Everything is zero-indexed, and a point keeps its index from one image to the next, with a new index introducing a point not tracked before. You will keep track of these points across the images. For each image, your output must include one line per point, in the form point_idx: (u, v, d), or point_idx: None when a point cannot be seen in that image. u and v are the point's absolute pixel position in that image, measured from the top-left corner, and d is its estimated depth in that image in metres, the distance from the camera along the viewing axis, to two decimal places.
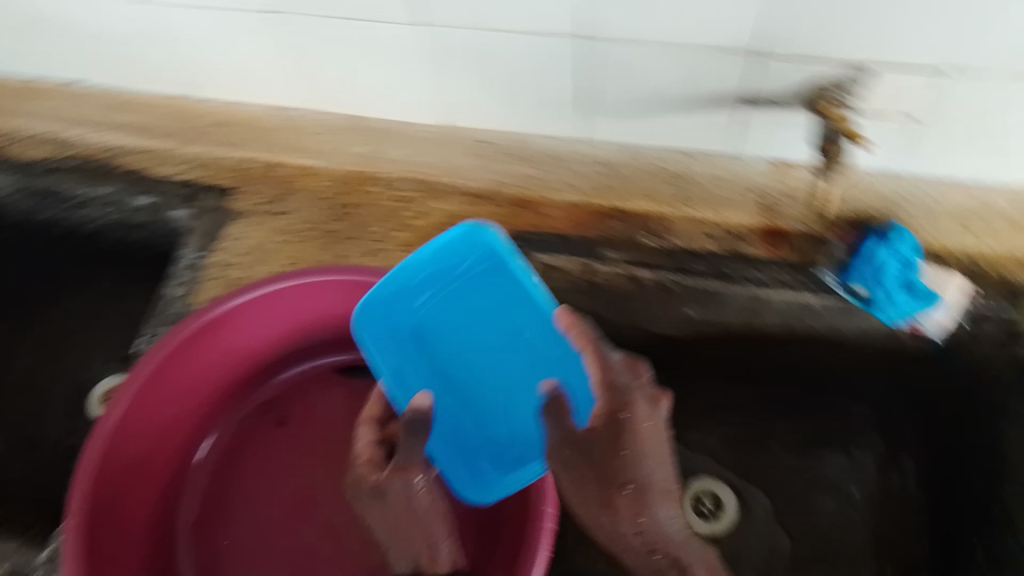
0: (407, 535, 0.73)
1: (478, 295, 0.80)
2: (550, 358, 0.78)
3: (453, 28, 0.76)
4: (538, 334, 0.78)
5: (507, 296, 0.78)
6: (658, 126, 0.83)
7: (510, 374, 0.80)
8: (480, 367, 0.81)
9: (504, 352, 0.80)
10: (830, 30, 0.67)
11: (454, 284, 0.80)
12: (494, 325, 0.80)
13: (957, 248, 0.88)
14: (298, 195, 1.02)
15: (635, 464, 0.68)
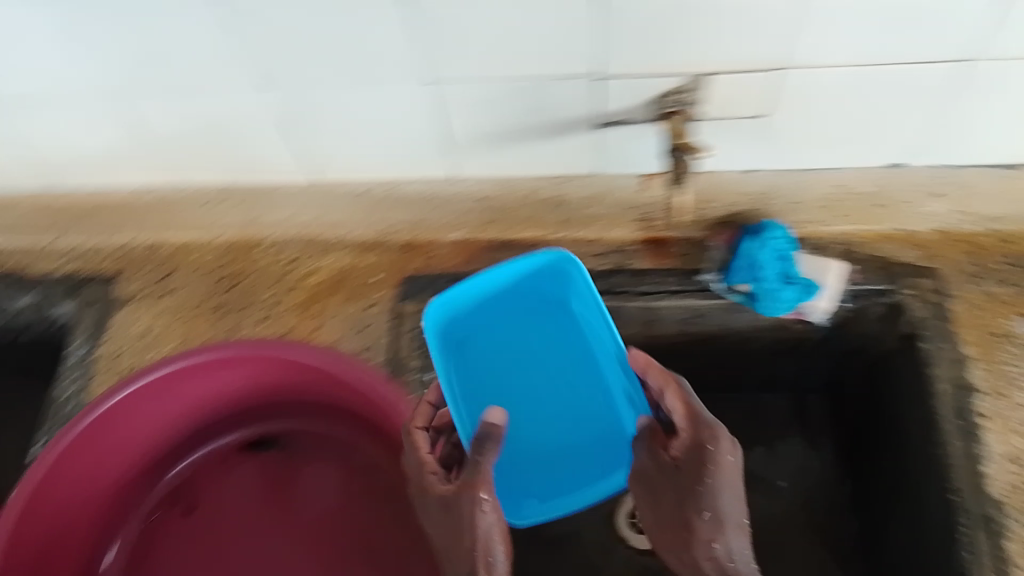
0: (469, 549, 0.72)
1: (550, 330, 0.86)
2: (615, 382, 0.85)
3: (298, 86, 0.76)
4: (610, 361, 0.84)
5: (593, 318, 0.84)
6: (522, 155, 0.83)
7: (569, 405, 0.86)
8: (541, 394, 0.86)
9: (568, 386, 0.86)
10: (653, 45, 0.67)
11: (518, 319, 0.86)
12: (550, 360, 0.86)
13: (831, 233, 0.90)
14: (182, 272, 1.01)
15: (715, 499, 0.73)
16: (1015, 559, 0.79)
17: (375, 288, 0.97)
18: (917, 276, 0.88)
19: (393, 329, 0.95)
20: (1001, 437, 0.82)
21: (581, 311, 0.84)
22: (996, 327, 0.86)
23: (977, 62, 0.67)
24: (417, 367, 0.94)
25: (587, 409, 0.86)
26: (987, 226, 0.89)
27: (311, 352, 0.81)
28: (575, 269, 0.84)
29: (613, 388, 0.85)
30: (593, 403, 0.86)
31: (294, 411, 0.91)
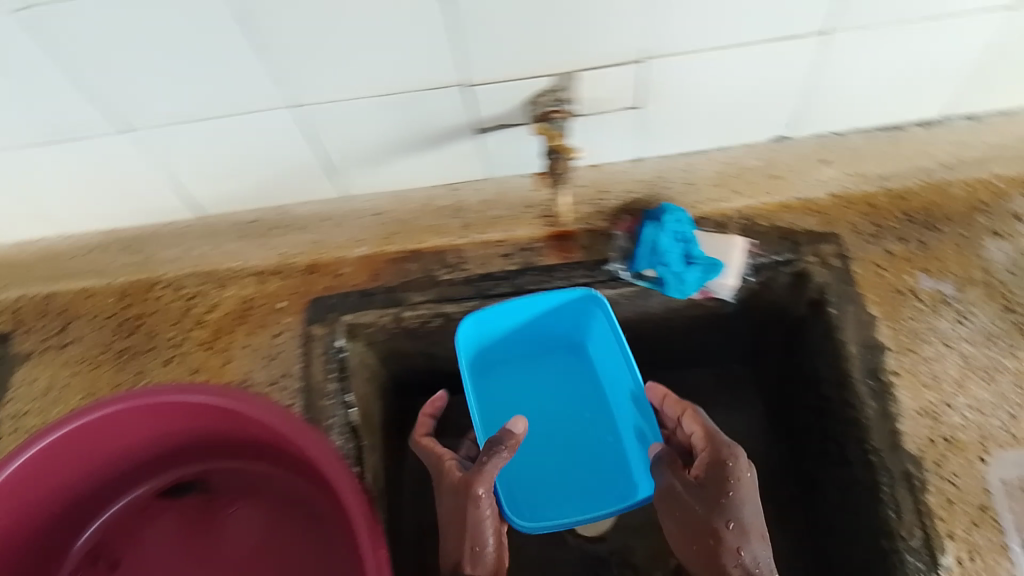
0: (462, 533, 0.78)
1: (567, 364, 1.06)
2: (618, 404, 1.02)
3: (160, 126, 0.73)
4: (615, 385, 1.02)
5: (601, 350, 1.01)
6: (408, 166, 0.81)
7: (580, 425, 1.04)
8: (561, 408, 1.05)
9: (580, 410, 1.04)
10: (517, 46, 0.65)
11: (543, 356, 1.06)
12: (564, 390, 1.05)
13: (731, 209, 0.90)
14: (79, 321, 0.97)
15: (739, 511, 0.74)
16: (937, 514, 0.75)
17: (281, 314, 0.94)
18: (818, 242, 0.88)
19: (304, 354, 0.92)
20: (914, 392, 0.80)
21: (593, 348, 1.03)
22: (901, 284, 0.85)
23: (833, 34, 0.68)
24: (332, 391, 0.92)
25: (594, 430, 1.03)
26: (880, 184, 0.89)
27: (216, 393, 0.78)
28: (599, 304, 0.93)
29: (615, 409, 1.03)
30: (596, 423, 1.03)
31: (211, 450, 0.89)
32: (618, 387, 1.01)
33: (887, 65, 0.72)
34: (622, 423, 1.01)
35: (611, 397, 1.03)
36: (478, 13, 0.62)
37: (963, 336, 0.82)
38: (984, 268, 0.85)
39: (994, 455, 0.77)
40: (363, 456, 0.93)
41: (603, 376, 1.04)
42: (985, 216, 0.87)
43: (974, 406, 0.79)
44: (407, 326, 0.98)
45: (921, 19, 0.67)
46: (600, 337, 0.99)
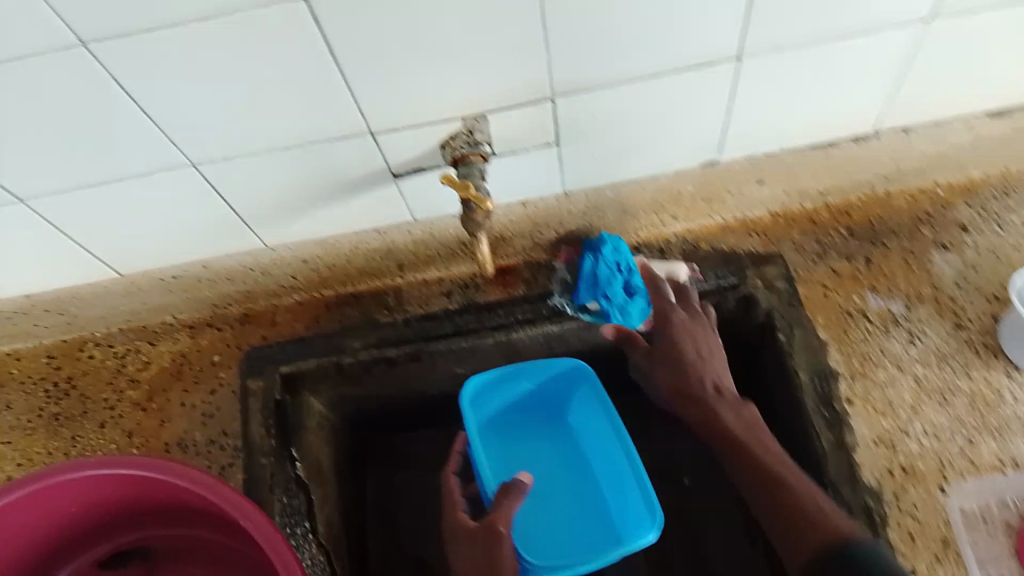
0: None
1: (544, 440, 0.92)
2: (606, 470, 0.88)
3: (56, 193, 0.69)
4: (601, 452, 0.89)
5: (581, 415, 0.90)
6: (329, 215, 0.78)
7: (564, 500, 0.89)
8: (547, 479, 0.90)
9: (561, 487, 0.90)
10: (420, 88, 0.62)
11: (522, 430, 0.92)
12: (544, 463, 0.91)
13: (671, 233, 0.87)
14: (7, 388, 0.93)
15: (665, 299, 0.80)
16: (900, 549, 0.71)
17: (216, 369, 0.91)
18: (762, 265, 0.85)
19: (242, 411, 0.87)
20: (869, 421, 0.77)
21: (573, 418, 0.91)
22: (850, 305, 0.82)
23: (743, 58, 0.65)
24: (272, 448, 0.85)
25: (579, 504, 0.88)
26: (820, 200, 0.86)
27: (149, 461, 0.74)
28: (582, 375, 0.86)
29: (602, 477, 0.88)
30: (592, 487, 0.89)
31: (150, 519, 0.85)
32: (606, 452, 0.88)
33: (809, 85, 0.69)
34: (612, 489, 0.87)
35: (596, 465, 0.89)
36: (373, 61, 0.59)
37: (915, 357, 0.79)
38: (932, 282, 0.83)
39: (954, 483, 0.73)
40: (315, 510, 0.85)
41: (584, 446, 0.90)
42: (928, 226, 0.85)
43: (931, 431, 0.76)
44: (349, 372, 0.90)
45: (835, 37, 0.64)
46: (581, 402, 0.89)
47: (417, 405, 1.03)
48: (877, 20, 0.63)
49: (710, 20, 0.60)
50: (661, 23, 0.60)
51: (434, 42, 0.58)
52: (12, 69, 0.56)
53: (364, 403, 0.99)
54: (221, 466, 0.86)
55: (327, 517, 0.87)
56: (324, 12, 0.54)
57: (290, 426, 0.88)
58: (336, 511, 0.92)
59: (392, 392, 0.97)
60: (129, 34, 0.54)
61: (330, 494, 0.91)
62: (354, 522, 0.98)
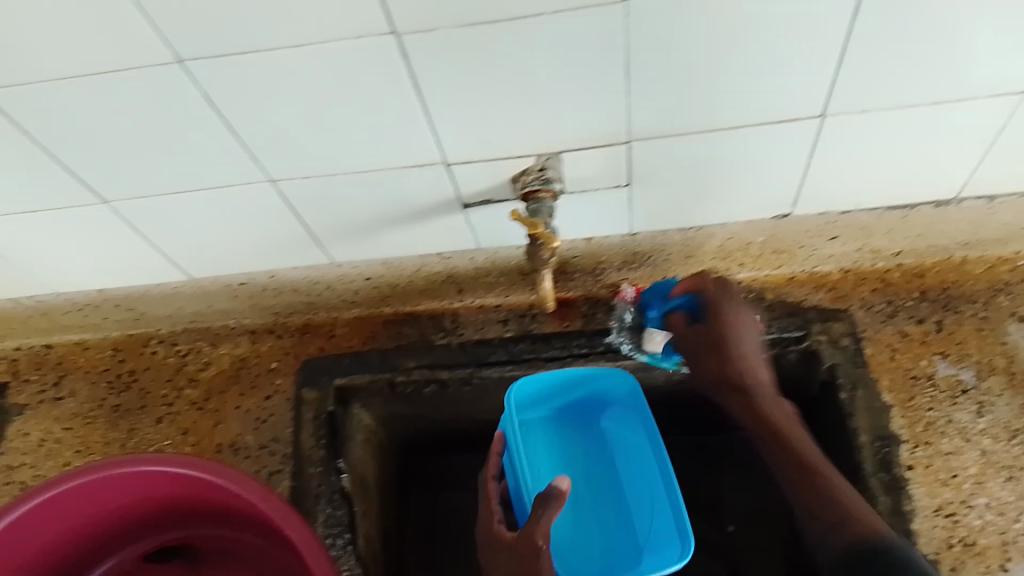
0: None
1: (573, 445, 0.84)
2: (637, 485, 0.82)
3: (140, 198, 0.71)
4: (632, 464, 0.83)
5: (617, 422, 0.84)
6: (396, 238, 0.79)
7: (587, 513, 0.82)
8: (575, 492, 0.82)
9: (586, 498, 0.82)
10: (498, 124, 0.63)
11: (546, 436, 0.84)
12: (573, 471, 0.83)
13: (737, 280, 0.86)
14: (73, 376, 0.97)
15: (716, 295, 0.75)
16: None
17: (273, 376, 0.92)
18: (828, 319, 0.83)
19: (295, 421, 0.88)
20: (930, 490, 0.74)
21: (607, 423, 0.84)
22: (917, 369, 0.80)
23: (827, 116, 0.64)
24: (320, 458, 0.85)
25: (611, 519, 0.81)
26: (893, 261, 0.84)
27: (202, 463, 0.75)
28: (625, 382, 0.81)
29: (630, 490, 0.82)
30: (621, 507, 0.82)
31: (197, 518, 0.87)
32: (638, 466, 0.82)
33: (893, 147, 0.68)
34: (640, 505, 0.81)
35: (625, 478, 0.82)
36: (456, 96, 0.60)
37: (983, 429, 0.77)
38: (1006, 353, 0.80)
39: (1017, 561, 0.71)
40: (356, 523, 0.85)
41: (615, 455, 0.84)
42: (1005, 296, 0.82)
43: (995, 507, 0.73)
44: (401, 393, 0.90)
45: (926, 101, 0.62)
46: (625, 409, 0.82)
47: (465, 428, 1.03)
48: (971, 88, 0.61)
49: (797, 78, 0.60)
50: (745, 79, 0.59)
51: (516, 79, 0.59)
52: (110, 80, 0.58)
53: (412, 421, 1.00)
54: (270, 470, 0.87)
55: (368, 530, 0.88)
56: (413, 45, 0.55)
57: (340, 436, 0.88)
58: (376, 528, 0.92)
59: (441, 414, 0.98)
60: (224, 54, 0.55)
61: (371, 510, 0.91)
62: (393, 539, 0.98)
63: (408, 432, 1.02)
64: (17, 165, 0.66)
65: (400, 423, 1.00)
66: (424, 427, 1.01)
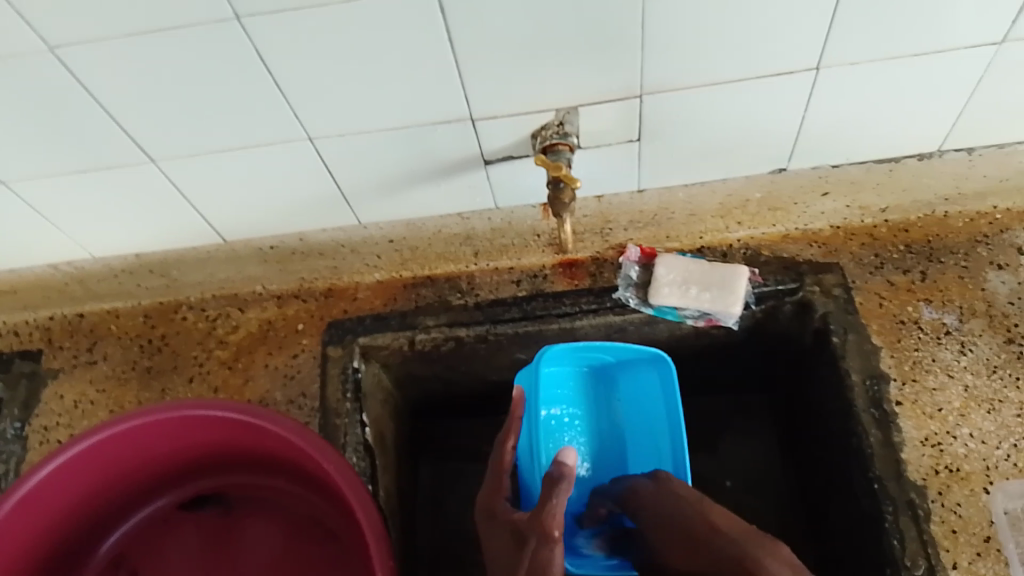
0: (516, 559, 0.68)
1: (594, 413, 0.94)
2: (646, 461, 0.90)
3: (187, 155, 0.77)
4: (646, 450, 0.91)
5: (637, 400, 0.92)
6: (422, 195, 0.84)
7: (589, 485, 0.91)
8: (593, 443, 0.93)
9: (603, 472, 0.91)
10: (517, 75, 0.70)
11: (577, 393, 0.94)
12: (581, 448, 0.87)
13: (735, 238, 0.92)
14: (104, 342, 1.00)
15: (679, 269, 0.89)
16: (942, 543, 0.75)
17: (300, 337, 0.96)
18: (821, 272, 0.88)
19: (321, 375, 0.93)
20: (917, 422, 0.80)
21: (624, 391, 0.93)
22: (904, 314, 0.86)
23: (822, 68, 0.72)
24: (347, 411, 0.90)
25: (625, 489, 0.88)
26: (880, 216, 0.91)
27: (239, 407, 0.80)
28: (659, 367, 0.88)
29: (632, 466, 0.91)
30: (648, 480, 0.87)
31: (230, 465, 0.92)
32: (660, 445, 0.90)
33: (879, 97, 0.76)
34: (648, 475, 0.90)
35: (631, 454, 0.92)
36: (484, 48, 0.67)
37: (965, 366, 0.83)
38: (986, 298, 0.86)
39: (999, 485, 0.77)
40: (377, 477, 0.89)
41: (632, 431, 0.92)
42: (985, 247, 0.89)
43: (978, 436, 0.79)
44: (420, 349, 0.95)
45: (911, 54, 0.71)
46: (639, 387, 0.92)
47: (477, 391, 1.08)
48: (947, 39, 0.69)
49: (787, 33, 0.68)
50: (746, 30, 0.67)
51: (540, 31, 0.66)
52: (177, 35, 0.63)
53: (428, 382, 1.04)
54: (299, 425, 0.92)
55: (387, 486, 0.92)
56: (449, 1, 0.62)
57: (363, 391, 0.92)
58: (393, 484, 0.95)
59: (458, 374, 1.02)
60: (280, 10, 0.62)
61: (389, 467, 0.95)
62: (407, 499, 1.02)
63: (424, 393, 1.07)
64: (70, 116, 0.71)
65: (418, 384, 1.04)
66: (441, 388, 1.06)
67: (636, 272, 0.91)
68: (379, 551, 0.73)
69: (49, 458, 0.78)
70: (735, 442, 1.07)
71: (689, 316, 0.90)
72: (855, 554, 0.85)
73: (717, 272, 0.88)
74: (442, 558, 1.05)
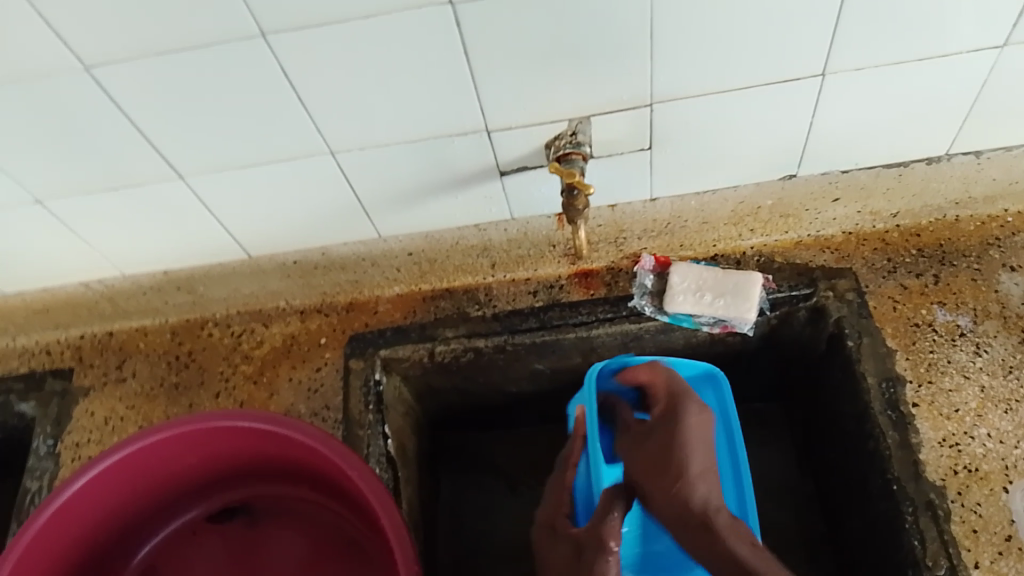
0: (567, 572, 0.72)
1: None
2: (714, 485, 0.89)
3: (213, 172, 0.80)
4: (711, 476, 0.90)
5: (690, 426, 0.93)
6: (440, 207, 0.87)
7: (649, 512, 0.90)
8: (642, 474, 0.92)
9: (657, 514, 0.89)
10: (532, 86, 0.72)
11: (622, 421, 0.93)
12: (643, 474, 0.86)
13: (747, 246, 0.93)
14: (133, 360, 1.02)
15: (694, 276, 0.91)
16: (962, 543, 0.75)
17: (324, 350, 0.98)
18: (834, 278, 0.89)
19: (343, 387, 0.94)
20: (934, 423, 0.80)
21: None
22: (918, 317, 0.86)
23: (828, 75, 0.74)
24: (369, 422, 0.91)
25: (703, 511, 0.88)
26: (891, 222, 0.92)
27: (266, 417, 0.81)
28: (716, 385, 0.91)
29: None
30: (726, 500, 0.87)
31: (256, 476, 0.94)
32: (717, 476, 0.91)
33: (886, 103, 0.78)
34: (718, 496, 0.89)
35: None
36: (501, 61, 0.69)
37: (981, 367, 0.83)
38: (1000, 299, 0.87)
39: (1019, 484, 0.76)
40: (399, 488, 0.90)
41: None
42: (996, 250, 0.90)
43: (996, 436, 0.79)
44: (440, 361, 0.96)
45: (915, 59, 0.73)
46: None
47: (497, 403, 1.09)
48: (950, 45, 0.71)
49: (794, 39, 0.70)
50: (754, 38, 0.69)
51: (553, 43, 0.68)
52: (209, 53, 0.66)
53: (447, 395, 1.05)
54: None
55: (408, 497, 0.93)
56: (466, 16, 0.65)
57: (385, 403, 0.94)
58: (414, 495, 0.96)
59: (477, 386, 1.03)
60: (304, 27, 0.65)
61: (410, 478, 0.96)
62: (429, 512, 1.03)
63: (443, 407, 1.08)
64: (102, 133, 0.74)
65: (437, 396, 1.05)
66: (459, 401, 1.07)
67: (651, 281, 0.93)
68: (404, 555, 0.73)
69: (83, 467, 0.79)
70: (754, 452, 1.07)
71: (705, 323, 0.91)
72: (876, 557, 0.84)
73: (734, 278, 0.90)
74: (464, 572, 1.06)
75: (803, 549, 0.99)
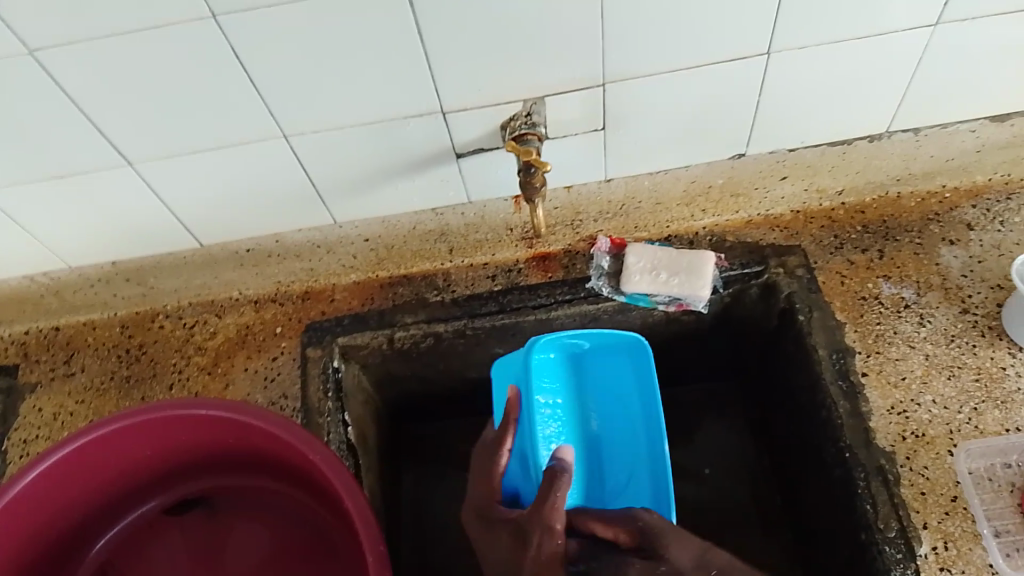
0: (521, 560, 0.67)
1: (571, 429, 0.90)
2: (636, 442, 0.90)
3: (165, 157, 0.78)
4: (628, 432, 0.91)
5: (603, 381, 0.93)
6: (397, 193, 0.87)
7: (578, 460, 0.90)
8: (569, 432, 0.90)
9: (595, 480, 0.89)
10: (486, 66, 0.72)
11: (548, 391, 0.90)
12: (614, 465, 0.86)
13: (700, 226, 0.94)
14: (81, 355, 0.99)
15: (647, 253, 0.91)
16: (911, 505, 0.76)
17: (278, 339, 0.95)
18: (784, 254, 0.91)
19: (302, 375, 0.92)
20: (882, 392, 0.83)
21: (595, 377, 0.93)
22: (865, 291, 0.89)
23: (773, 53, 0.76)
24: (329, 409, 0.89)
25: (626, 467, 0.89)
26: (836, 199, 0.94)
27: (227, 406, 0.80)
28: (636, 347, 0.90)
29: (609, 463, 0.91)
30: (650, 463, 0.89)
31: (214, 467, 0.93)
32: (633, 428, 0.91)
33: (829, 79, 0.80)
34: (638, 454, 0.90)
35: (606, 453, 0.91)
36: (455, 41, 0.70)
37: (925, 337, 0.85)
38: (941, 272, 0.89)
39: (962, 446, 0.79)
40: (361, 475, 0.90)
41: (604, 431, 0.92)
42: (937, 224, 0.92)
43: (940, 402, 0.81)
44: (399, 347, 0.95)
45: (856, 37, 0.75)
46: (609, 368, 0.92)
47: (456, 390, 1.09)
48: (891, 22, 0.74)
49: (741, 16, 0.71)
50: (702, 18, 0.71)
51: (505, 23, 0.69)
52: (159, 34, 0.65)
53: (407, 382, 1.04)
54: None
55: (370, 485, 0.92)
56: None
57: (344, 391, 0.93)
58: (375, 483, 0.96)
59: (438, 372, 1.03)
60: (254, 7, 0.64)
61: (371, 467, 0.95)
62: (390, 501, 1.03)
63: (402, 394, 1.08)
64: (47, 117, 0.72)
65: (395, 383, 1.04)
66: (418, 388, 1.07)
67: (607, 263, 0.94)
68: (369, 537, 0.73)
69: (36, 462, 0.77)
70: (710, 430, 1.10)
71: (660, 302, 0.92)
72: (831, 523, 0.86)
73: (691, 256, 0.90)
74: (427, 559, 1.06)
75: (759, 521, 1.02)
